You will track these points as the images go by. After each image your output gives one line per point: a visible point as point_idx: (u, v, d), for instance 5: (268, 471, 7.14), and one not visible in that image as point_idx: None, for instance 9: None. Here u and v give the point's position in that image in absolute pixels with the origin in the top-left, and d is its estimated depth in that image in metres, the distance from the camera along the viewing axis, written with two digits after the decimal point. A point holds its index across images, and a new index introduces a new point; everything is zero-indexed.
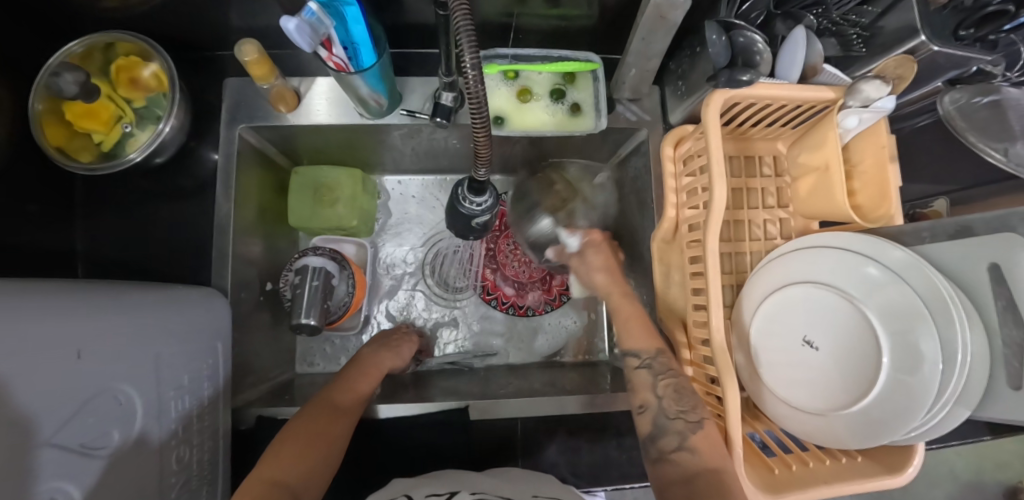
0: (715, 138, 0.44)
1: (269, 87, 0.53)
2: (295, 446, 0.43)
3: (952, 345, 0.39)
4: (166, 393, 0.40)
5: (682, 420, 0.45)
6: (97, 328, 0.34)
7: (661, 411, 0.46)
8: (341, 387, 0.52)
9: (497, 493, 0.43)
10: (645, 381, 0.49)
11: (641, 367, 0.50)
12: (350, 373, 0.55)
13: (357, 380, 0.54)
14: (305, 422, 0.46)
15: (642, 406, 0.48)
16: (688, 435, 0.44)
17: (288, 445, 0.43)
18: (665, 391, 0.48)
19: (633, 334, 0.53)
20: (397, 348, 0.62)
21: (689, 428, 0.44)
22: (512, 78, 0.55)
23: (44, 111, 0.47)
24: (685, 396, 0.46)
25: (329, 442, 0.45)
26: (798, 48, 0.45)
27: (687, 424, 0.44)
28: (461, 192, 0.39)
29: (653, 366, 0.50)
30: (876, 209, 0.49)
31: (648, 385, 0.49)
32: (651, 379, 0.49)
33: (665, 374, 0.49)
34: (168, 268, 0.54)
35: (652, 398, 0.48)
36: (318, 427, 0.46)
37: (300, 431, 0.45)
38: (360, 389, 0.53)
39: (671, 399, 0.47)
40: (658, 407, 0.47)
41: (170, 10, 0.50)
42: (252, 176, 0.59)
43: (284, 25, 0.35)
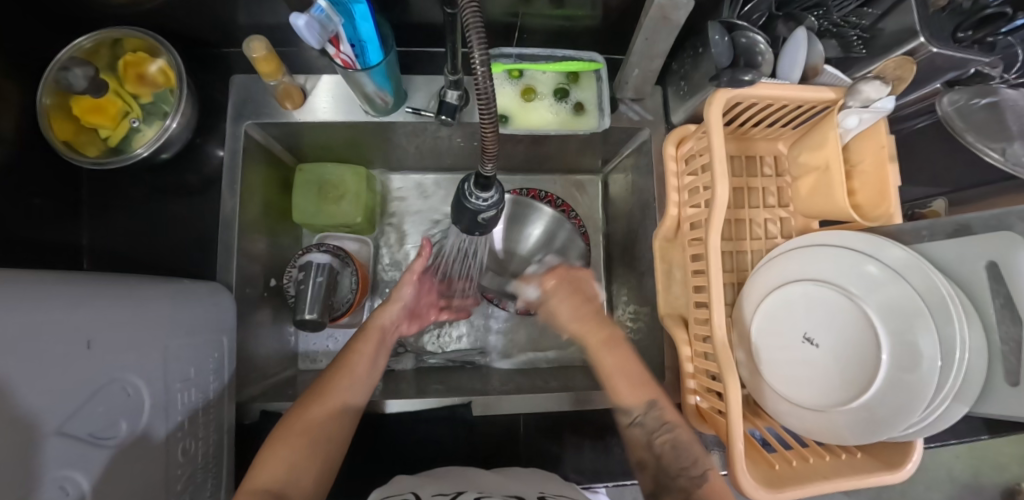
0: (718, 137, 0.44)
1: (276, 85, 0.53)
2: (289, 444, 0.44)
3: (951, 342, 0.39)
4: (172, 385, 0.40)
5: (686, 476, 0.45)
6: (107, 319, 0.34)
7: (663, 470, 0.46)
8: (336, 375, 0.51)
9: (503, 493, 0.43)
10: (640, 439, 0.49)
11: (634, 427, 0.50)
12: (346, 354, 0.55)
13: (353, 359, 0.53)
14: (298, 418, 0.46)
15: (642, 463, 0.48)
16: (695, 490, 0.44)
17: (282, 442, 0.44)
18: (663, 448, 0.48)
19: (618, 390, 0.52)
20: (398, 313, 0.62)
21: (693, 484, 0.45)
22: (516, 77, 0.56)
23: (52, 106, 0.48)
24: (683, 451, 0.47)
25: (324, 438, 0.46)
26: (800, 50, 0.45)
27: (690, 480, 0.45)
28: (468, 186, 0.39)
29: (646, 424, 0.49)
30: (876, 207, 0.49)
31: (644, 444, 0.49)
32: (647, 438, 0.49)
33: (660, 430, 0.48)
34: (173, 263, 0.55)
35: (648, 457, 0.48)
36: (310, 423, 0.46)
37: (295, 428, 0.45)
38: (356, 372, 0.53)
39: (671, 456, 0.47)
40: (658, 465, 0.47)
41: (178, 6, 0.50)
42: (257, 172, 0.60)
43: (294, 21, 0.35)
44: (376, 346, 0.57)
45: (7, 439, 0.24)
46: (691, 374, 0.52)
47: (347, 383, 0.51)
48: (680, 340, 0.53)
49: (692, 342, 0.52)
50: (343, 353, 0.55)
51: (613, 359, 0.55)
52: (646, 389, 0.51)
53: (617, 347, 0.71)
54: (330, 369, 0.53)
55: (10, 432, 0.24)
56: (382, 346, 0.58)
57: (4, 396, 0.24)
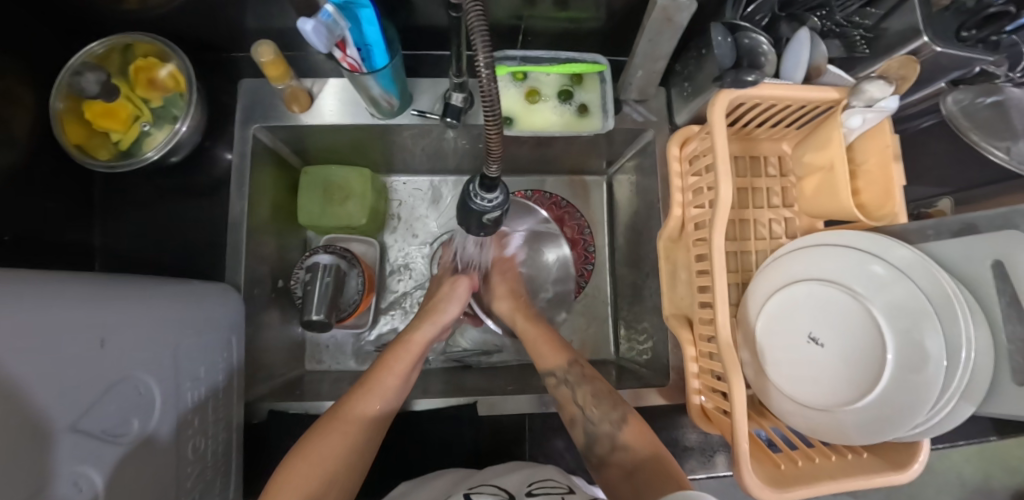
0: (721, 138, 0.44)
1: (284, 88, 0.54)
2: (308, 469, 0.43)
3: (958, 342, 0.39)
4: (183, 384, 0.41)
5: (608, 423, 0.50)
6: (119, 318, 0.35)
7: (588, 420, 0.51)
8: (364, 393, 0.50)
9: (494, 491, 0.43)
10: (567, 396, 0.53)
11: (560, 385, 0.54)
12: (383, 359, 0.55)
13: (383, 377, 0.52)
14: (320, 440, 0.45)
15: (571, 418, 0.52)
16: (616, 434, 0.49)
17: (302, 466, 0.43)
18: (585, 399, 0.52)
19: (544, 355, 0.58)
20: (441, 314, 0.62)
21: (614, 428, 0.49)
22: (520, 79, 0.56)
23: (63, 109, 0.48)
24: (603, 398, 0.52)
25: (343, 462, 0.45)
26: (803, 51, 0.46)
27: (613, 426, 0.49)
28: (473, 188, 0.39)
29: (570, 379, 0.54)
30: (881, 207, 0.49)
31: (569, 397, 0.53)
32: (572, 392, 0.53)
33: (580, 384, 0.54)
34: (183, 264, 0.55)
35: (576, 411, 0.52)
36: (331, 449, 0.45)
37: (315, 453, 0.44)
38: (386, 391, 0.52)
39: (593, 405, 0.51)
40: (584, 416, 0.51)
41: (190, 12, 0.51)
42: (266, 175, 0.60)
43: (301, 27, 0.36)
44: (412, 359, 0.56)
45: (21, 435, 0.25)
46: (695, 374, 0.52)
47: (372, 402, 0.50)
48: (685, 340, 0.53)
49: (697, 342, 0.51)
50: (373, 366, 0.54)
51: (537, 328, 0.62)
52: (565, 352, 0.58)
53: (621, 348, 0.72)
54: (358, 386, 0.52)
55: (26, 428, 0.25)
56: (417, 360, 0.57)
57: (21, 392, 0.25)
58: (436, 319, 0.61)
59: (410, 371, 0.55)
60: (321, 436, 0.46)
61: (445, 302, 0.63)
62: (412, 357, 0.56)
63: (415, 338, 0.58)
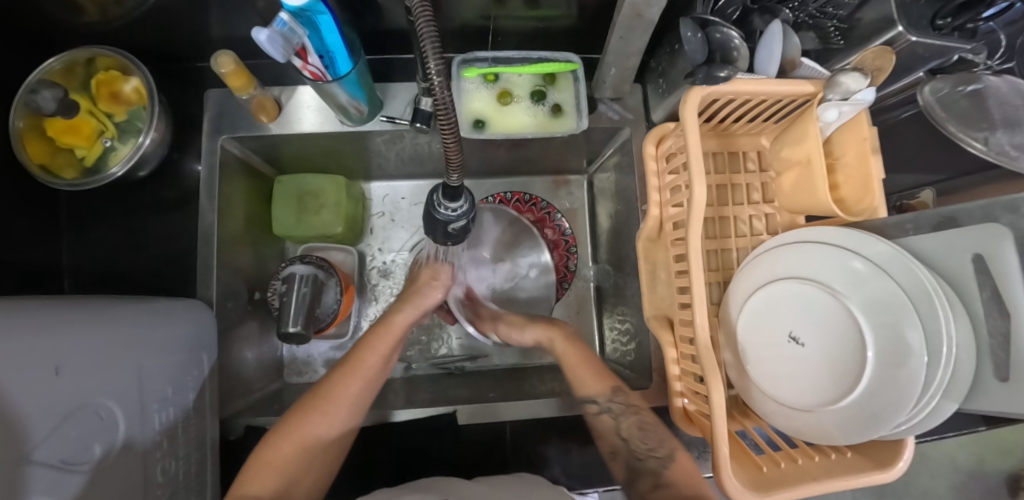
0: (694, 136, 0.43)
1: (249, 98, 0.53)
2: (287, 449, 0.44)
3: (938, 337, 0.38)
4: (149, 405, 0.40)
5: (654, 457, 0.47)
6: (77, 343, 0.34)
7: (631, 453, 0.48)
8: (341, 375, 0.50)
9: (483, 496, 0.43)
10: (608, 426, 0.50)
11: (602, 413, 0.51)
12: (361, 342, 0.54)
13: (363, 359, 0.52)
14: (302, 421, 0.46)
15: (613, 451, 0.49)
16: (662, 471, 0.46)
17: (282, 447, 0.44)
18: (630, 432, 0.49)
19: (584, 382, 0.54)
20: (420, 301, 0.60)
21: (661, 464, 0.47)
22: (492, 80, 0.55)
23: (24, 128, 0.48)
24: (650, 433, 0.49)
25: (323, 443, 0.46)
26: (774, 43, 0.44)
27: (659, 462, 0.47)
28: (436, 197, 0.39)
29: (613, 410, 0.51)
30: (860, 201, 0.48)
31: (612, 430, 0.50)
32: (615, 424, 0.50)
33: (626, 415, 0.50)
34: (154, 280, 0.54)
35: (618, 443, 0.49)
36: (310, 429, 0.46)
37: (297, 433, 0.45)
38: (367, 372, 0.51)
39: (638, 437, 0.49)
40: (627, 449, 0.48)
41: (150, 23, 0.50)
42: (238, 186, 0.59)
43: (256, 36, 0.36)
44: (391, 341, 0.56)
45: None
46: (678, 376, 0.51)
47: (348, 384, 0.50)
48: (666, 341, 0.52)
49: (679, 344, 0.51)
50: (356, 346, 0.54)
51: (578, 352, 0.58)
52: (608, 379, 0.54)
53: (607, 348, 0.71)
54: (340, 365, 0.52)
55: None
56: (397, 343, 0.56)
57: None
58: (420, 304, 0.60)
59: (388, 355, 0.55)
60: (301, 417, 0.47)
61: (430, 289, 0.61)
62: (393, 338, 0.56)
63: (397, 321, 0.58)
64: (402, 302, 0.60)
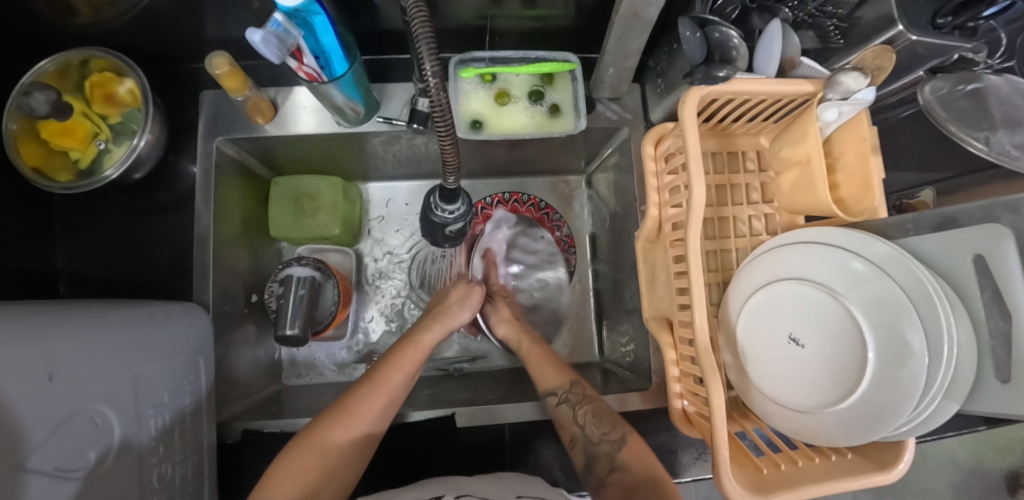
0: (692, 136, 0.43)
1: (244, 100, 0.52)
2: (310, 460, 0.44)
3: (938, 338, 0.38)
4: (145, 410, 0.40)
5: (607, 442, 0.48)
6: (71, 349, 0.34)
7: (587, 439, 0.49)
8: (369, 390, 0.49)
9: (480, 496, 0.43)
10: (566, 416, 0.51)
11: (560, 404, 0.52)
12: (390, 356, 0.54)
13: (389, 375, 0.51)
14: (325, 433, 0.46)
15: (571, 440, 0.50)
16: (615, 454, 0.47)
17: (303, 456, 0.44)
18: (585, 419, 0.50)
19: (545, 375, 0.56)
20: (448, 320, 0.60)
21: (613, 448, 0.47)
22: (489, 81, 0.55)
23: (17, 131, 0.47)
24: (604, 418, 0.50)
25: (346, 457, 0.46)
26: (774, 42, 0.44)
27: (612, 445, 0.48)
28: (434, 200, 0.38)
29: (570, 400, 0.52)
30: (860, 201, 0.48)
31: (570, 418, 0.51)
32: (571, 412, 0.51)
33: (581, 403, 0.52)
34: (150, 283, 0.54)
35: (576, 432, 0.50)
36: (334, 445, 0.45)
37: (319, 444, 0.45)
38: (393, 389, 0.50)
39: (593, 424, 0.49)
40: (583, 436, 0.49)
41: (144, 24, 0.50)
42: (234, 188, 0.59)
43: (250, 38, 0.35)
44: (417, 358, 0.55)
45: None
46: (677, 377, 0.51)
47: (375, 401, 0.49)
48: (665, 343, 0.51)
49: (678, 345, 0.50)
50: (382, 361, 0.53)
51: (541, 352, 0.60)
52: (566, 372, 0.56)
53: (605, 349, 0.71)
54: (366, 379, 0.51)
55: None
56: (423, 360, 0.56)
57: None
58: (448, 322, 0.60)
59: (414, 369, 0.54)
60: (326, 430, 0.46)
61: (458, 308, 0.62)
62: (419, 354, 0.55)
63: (426, 338, 0.57)
64: (433, 321, 0.59)
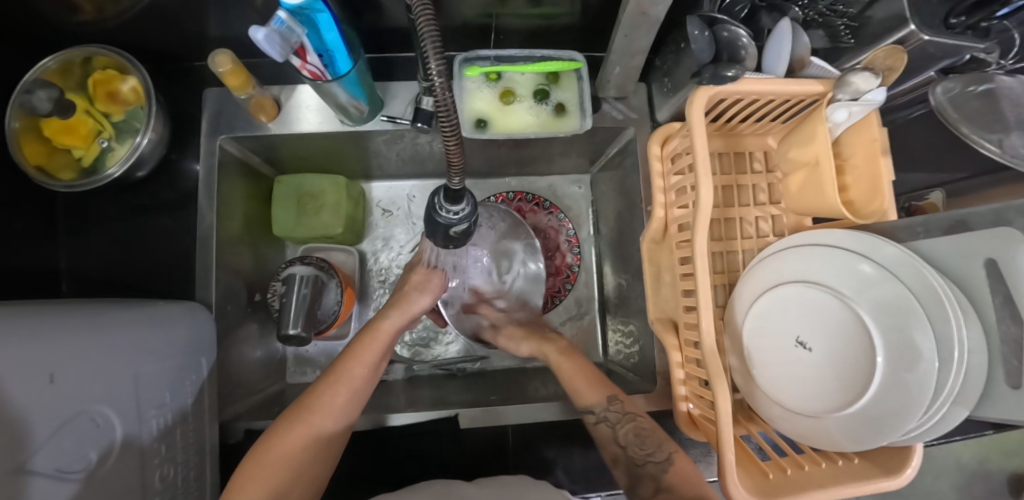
0: (700, 136, 0.42)
1: (247, 98, 0.52)
2: (275, 461, 0.43)
3: (949, 343, 0.38)
4: (147, 411, 0.40)
5: (652, 463, 0.46)
6: (71, 351, 0.34)
7: (630, 460, 0.47)
8: (330, 384, 0.49)
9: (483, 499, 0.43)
10: (607, 435, 0.49)
11: (600, 423, 0.50)
12: (349, 349, 0.53)
13: (348, 369, 0.51)
14: (296, 424, 0.46)
15: (612, 459, 0.48)
16: (662, 475, 0.45)
17: (273, 452, 0.43)
18: (627, 438, 0.48)
19: (580, 392, 0.53)
20: (405, 305, 0.58)
21: (659, 469, 0.46)
22: (494, 79, 0.54)
23: (21, 128, 0.47)
24: (646, 438, 0.48)
25: (317, 446, 0.46)
26: (784, 42, 0.44)
27: (658, 465, 0.46)
28: (437, 201, 0.37)
29: (610, 419, 0.50)
30: (868, 203, 0.47)
31: (611, 438, 0.49)
32: (612, 431, 0.49)
33: (621, 422, 0.49)
34: (153, 282, 0.54)
35: (617, 451, 0.48)
36: (301, 441, 0.45)
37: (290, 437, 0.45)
38: (354, 382, 0.50)
39: (635, 444, 0.47)
40: (626, 456, 0.47)
41: (145, 22, 0.49)
42: (237, 186, 0.59)
43: (253, 35, 0.35)
44: (380, 349, 0.54)
45: None
46: (682, 380, 0.50)
47: (338, 393, 0.49)
48: (670, 345, 0.51)
49: (683, 347, 0.50)
50: (342, 356, 0.52)
51: (575, 364, 0.57)
52: (603, 387, 0.53)
53: (609, 350, 0.70)
54: (327, 374, 0.51)
55: None
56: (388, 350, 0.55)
57: None
58: (407, 309, 0.58)
59: (378, 362, 0.53)
60: (286, 430, 0.45)
61: (417, 293, 0.59)
62: (381, 345, 0.54)
63: (384, 327, 0.56)
64: (393, 308, 0.58)
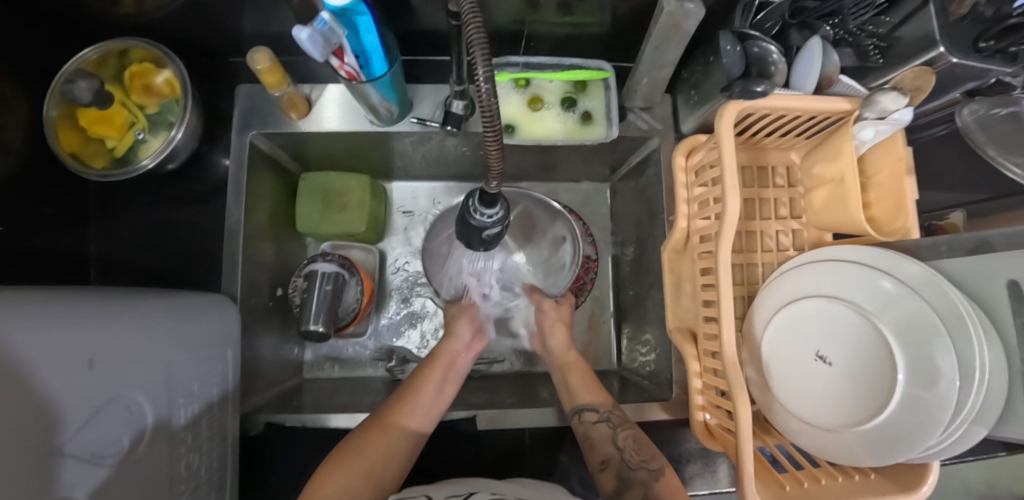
0: (729, 149, 0.43)
1: (281, 95, 0.53)
2: (352, 465, 0.44)
3: (970, 362, 0.38)
4: (177, 400, 0.40)
5: (645, 469, 0.46)
6: (110, 335, 0.34)
7: (623, 463, 0.47)
8: (402, 401, 0.52)
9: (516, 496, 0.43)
10: (604, 435, 0.50)
11: (601, 421, 0.51)
12: (416, 375, 0.56)
13: (422, 387, 0.54)
14: (381, 425, 0.49)
15: (604, 460, 0.48)
16: (652, 483, 0.45)
17: (360, 452, 0.46)
18: (625, 441, 0.49)
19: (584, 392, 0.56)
20: (456, 331, 0.63)
21: (651, 477, 0.45)
22: (523, 86, 0.55)
23: (58, 116, 0.48)
24: (644, 446, 0.48)
25: (392, 449, 0.47)
26: (815, 58, 0.44)
27: (650, 474, 0.46)
28: (472, 203, 0.38)
29: (611, 420, 0.51)
30: (892, 221, 0.48)
31: (608, 440, 0.49)
32: (611, 433, 0.50)
33: (623, 426, 0.50)
34: (178, 272, 0.55)
35: (611, 452, 0.48)
36: (376, 446, 0.47)
37: (374, 439, 0.47)
38: (426, 398, 0.53)
39: (633, 449, 0.48)
40: (620, 459, 0.48)
41: (185, 17, 0.50)
42: (263, 181, 0.60)
43: (296, 34, 0.35)
44: (445, 370, 0.58)
45: (22, 456, 0.24)
46: (699, 389, 0.51)
47: (412, 411, 0.51)
48: (688, 354, 0.52)
49: (702, 356, 0.50)
50: (415, 376, 0.56)
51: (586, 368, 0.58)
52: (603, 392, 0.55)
53: (624, 357, 0.72)
54: (400, 392, 0.54)
55: (23, 452, 0.25)
56: (454, 372, 0.58)
57: (20, 413, 0.25)
58: (461, 339, 0.62)
59: (444, 383, 0.56)
60: (365, 437, 0.47)
61: (458, 322, 0.63)
62: (447, 366, 0.58)
63: (443, 351, 0.59)
64: (449, 335, 0.62)
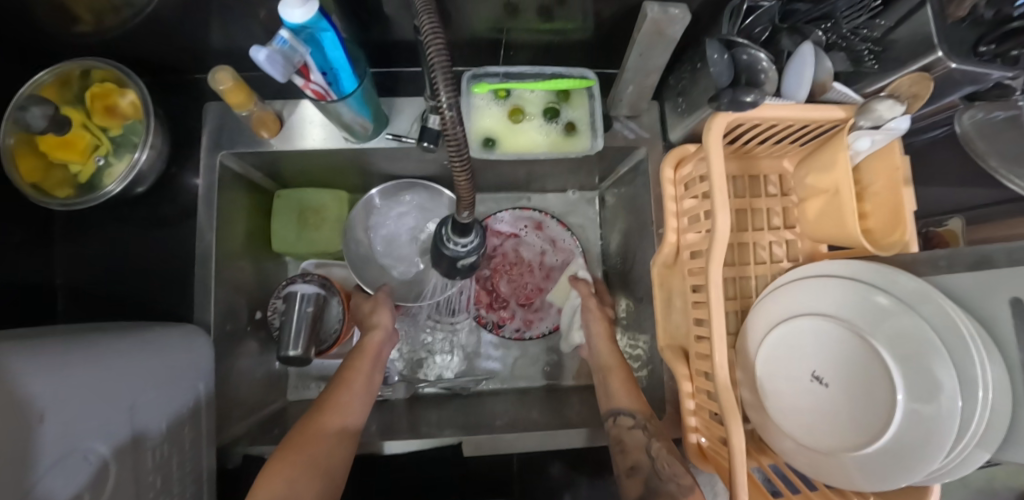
0: (717, 162, 0.41)
1: (248, 115, 0.50)
2: (297, 457, 0.42)
3: (971, 382, 0.36)
4: (145, 442, 0.38)
5: (675, 483, 0.43)
6: (65, 383, 0.32)
7: (653, 472, 0.45)
8: (334, 399, 0.49)
9: None
10: (637, 441, 0.48)
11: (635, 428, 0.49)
12: (341, 373, 0.54)
13: (351, 377, 0.53)
14: (318, 420, 0.47)
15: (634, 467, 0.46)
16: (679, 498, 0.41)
17: (302, 445, 0.43)
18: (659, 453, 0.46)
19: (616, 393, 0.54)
20: (377, 321, 0.60)
21: (681, 492, 0.42)
22: (503, 97, 0.53)
23: (15, 144, 0.46)
24: (676, 461, 0.46)
25: (328, 439, 0.45)
26: (805, 66, 0.41)
27: (678, 488, 0.43)
28: (445, 232, 0.36)
29: (647, 428, 0.49)
30: (889, 234, 0.45)
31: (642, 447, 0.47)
32: (645, 440, 0.48)
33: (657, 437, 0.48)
34: (151, 299, 0.53)
35: (643, 459, 0.46)
36: (313, 441, 0.44)
37: (311, 429, 0.45)
38: (358, 390, 0.52)
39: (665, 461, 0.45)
40: (651, 468, 0.45)
41: (147, 34, 0.48)
42: (237, 201, 0.58)
43: (254, 55, 0.33)
44: (371, 364, 0.56)
45: None
46: (692, 411, 0.49)
47: (340, 409, 0.48)
48: (680, 374, 0.50)
49: (694, 377, 0.48)
50: (337, 375, 0.54)
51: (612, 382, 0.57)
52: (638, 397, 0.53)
53: None
54: (330, 385, 0.53)
55: None
56: (378, 363, 0.57)
57: None
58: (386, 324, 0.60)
59: (371, 374, 0.55)
60: (300, 431, 0.45)
61: (378, 312, 0.60)
62: (374, 359, 0.57)
63: (369, 343, 0.58)
64: (370, 326, 0.60)
